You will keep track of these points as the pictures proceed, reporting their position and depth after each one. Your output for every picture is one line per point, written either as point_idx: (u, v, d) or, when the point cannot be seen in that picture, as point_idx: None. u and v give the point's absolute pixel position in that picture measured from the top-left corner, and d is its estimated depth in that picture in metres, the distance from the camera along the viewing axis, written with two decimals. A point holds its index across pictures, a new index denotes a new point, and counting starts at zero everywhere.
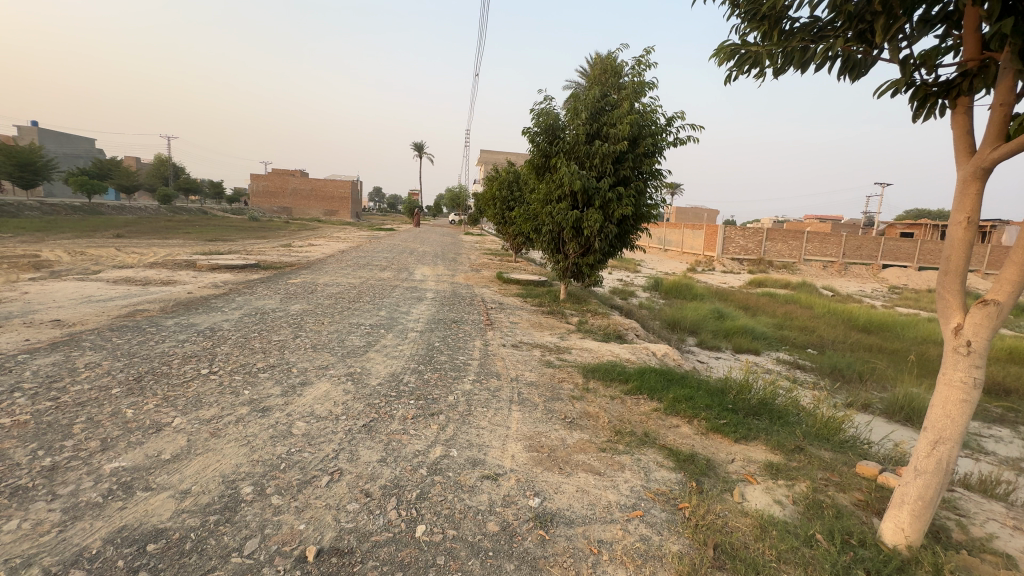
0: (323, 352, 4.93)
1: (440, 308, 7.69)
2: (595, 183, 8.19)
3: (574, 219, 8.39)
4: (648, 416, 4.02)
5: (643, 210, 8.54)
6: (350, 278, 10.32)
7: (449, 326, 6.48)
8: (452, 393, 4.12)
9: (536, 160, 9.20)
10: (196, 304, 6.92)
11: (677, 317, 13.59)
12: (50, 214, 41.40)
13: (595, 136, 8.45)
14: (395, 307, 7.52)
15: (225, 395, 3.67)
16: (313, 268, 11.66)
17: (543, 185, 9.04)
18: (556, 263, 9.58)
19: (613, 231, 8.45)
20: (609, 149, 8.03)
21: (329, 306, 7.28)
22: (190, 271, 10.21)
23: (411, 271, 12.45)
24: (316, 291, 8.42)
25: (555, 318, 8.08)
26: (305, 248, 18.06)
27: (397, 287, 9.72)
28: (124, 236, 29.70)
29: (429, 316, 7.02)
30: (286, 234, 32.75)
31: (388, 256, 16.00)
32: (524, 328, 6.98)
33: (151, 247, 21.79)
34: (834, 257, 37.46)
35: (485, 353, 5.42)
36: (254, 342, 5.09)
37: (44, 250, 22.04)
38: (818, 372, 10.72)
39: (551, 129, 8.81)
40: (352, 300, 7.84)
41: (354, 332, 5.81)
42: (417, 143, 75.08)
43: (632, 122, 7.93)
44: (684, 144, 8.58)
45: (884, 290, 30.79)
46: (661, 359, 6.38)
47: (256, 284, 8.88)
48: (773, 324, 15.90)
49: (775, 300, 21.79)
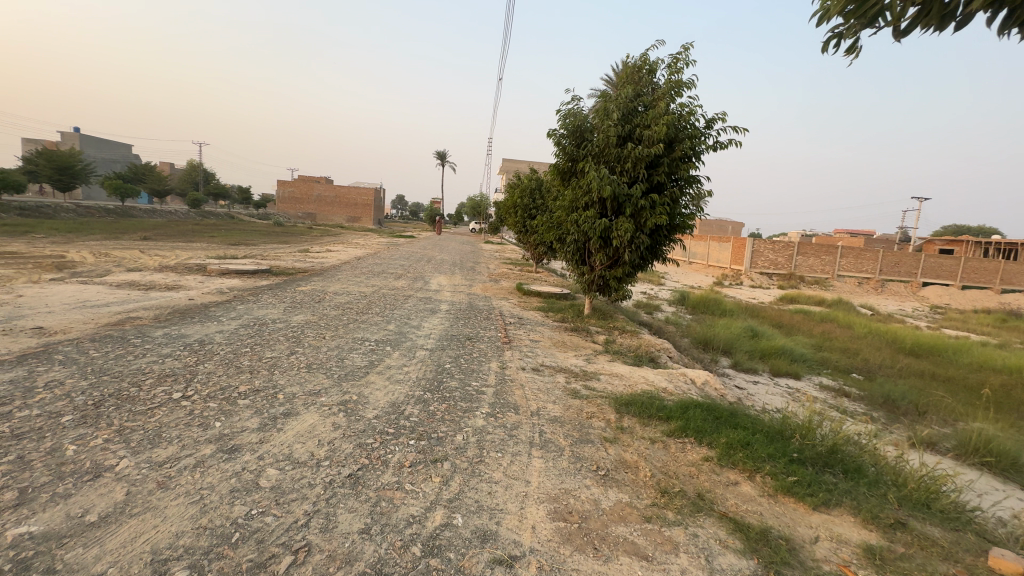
0: (317, 374, 4.32)
1: (454, 322, 7.06)
2: (627, 189, 7.49)
3: (603, 228, 7.69)
4: (699, 469, 3.28)
5: (679, 219, 7.80)
6: (362, 286, 9.82)
7: (463, 344, 5.84)
8: (461, 431, 3.45)
9: (561, 165, 8.55)
10: (193, 313, 6.44)
11: (708, 335, 12.71)
12: (84, 216, 42.61)
13: (627, 138, 7.79)
14: (405, 320, 6.91)
15: (189, 430, 3.07)
16: (325, 275, 11.21)
17: (568, 191, 8.39)
18: (581, 275, 8.88)
19: (645, 242, 7.70)
20: (643, 152, 7.34)
21: (334, 317, 6.72)
22: (199, 276, 9.86)
23: (427, 280, 11.89)
24: (324, 300, 7.90)
25: (579, 336, 7.38)
26: (322, 254, 17.80)
27: (411, 297, 9.15)
28: (152, 239, 30.14)
29: (442, 331, 6.41)
30: (308, 239, 32.85)
31: (405, 264, 15.54)
32: (546, 347, 6.31)
33: (173, 251, 21.95)
34: (872, 273, 35.67)
35: (502, 378, 4.74)
36: (243, 360, 4.52)
37: (71, 251, 22.41)
38: (868, 402, 9.73)
39: (580, 132, 8.17)
40: (360, 311, 7.28)
41: (356, 350, 5.21)
42: (441, 153, 75.79)
43: (669, 123, 7.25)
44: (725, 149, 7.87)
45: (926, 309, 29.08)
46: (701, 389, 5.61)
47: (263, 291, 8.42)
48: (811, 345, 14.82)
49: (810, 319, 20.59)
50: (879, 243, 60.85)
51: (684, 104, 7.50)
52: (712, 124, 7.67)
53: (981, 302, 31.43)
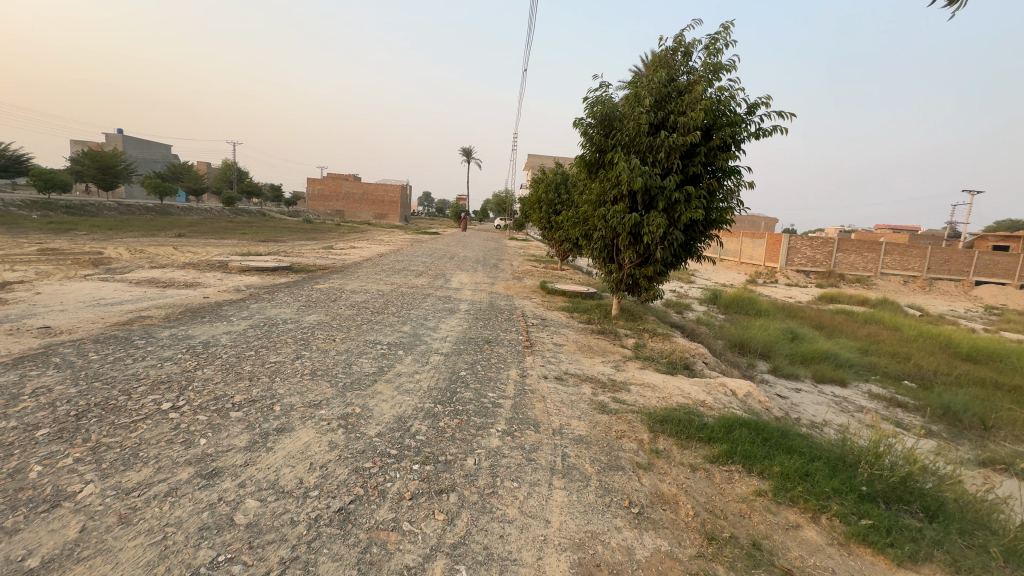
0: (320, 382, 3.99)
1: (473, 324, 6.66)
2: (659, 181, 6.91)
3: (633, 223, 7.14)
4: (751, 507, 2.77)
5: (717, 212, 7.18)
6: (381, 284, 9.55)
7: (480, 348, 5.44)
8: (472, 453, 3.04)
9: (588, 157, 8.03)
10: (204, 312, 6.25)
11: (744, 337, 11.96)
12: (125, 214, 44.27)
13: (659, 126, 7.21)
14: (421, 321, 6.56)
15: (169, 449, 2.75)
16: (344, 272, 11.02)
17: (595, 184, 7.86)
18: (608, 274, 8.35)
19: (679, 238, 7.12)
20: (678, 141, 6.76)
21: (347, 318, 6.42)
22: (219, 273, 9.78)
23: (448, 278, 11.56)
24: (339, 299, 7.64)
25: (606, 339, 6.88)
26: (345, 250, 17.71)
27: (430, 296, 8.81)
28: (186, 236, 31.00)
29: (459, 333, 6.03)
30: (335, 237, 33.16)
31: (427, 261, 15.28)
32: (571, 352, 5.85)
33: (204, 247, 22.35)
34: (918, 271, 33.65)
35: (521, 388, 4.31)
36: (245, 365, 4.23)
37: (108, 248, 23.11)
38: (925, 415, 8.89)
39: (608, 120, 7.63)
40: (375, 311, 6.97)
41: (366, 354, 4.87)
42: (466, 150, 75.89)
43: (708, 108, 6.65)
44: (768, 136, 7.19)
45: (979, 310, 27.18)
46: (744, 402, 5.04)
47: (279, 289, 8.24)
48: (857, 349, 13.84)
49: (852, 320, 19.39)
50: (926, 238, 57.58)
51: (724, 87, 6.87)
52: (754, 110, 7.02)
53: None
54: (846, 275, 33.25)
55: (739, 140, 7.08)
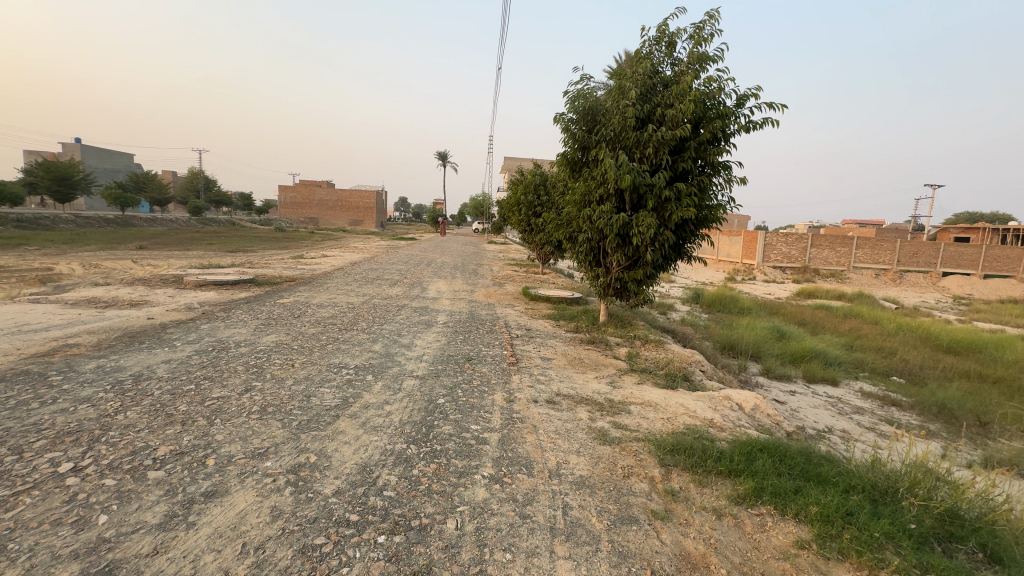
0: (270, 422, 3.34)
1: (452, 339, 6.05)
2: (648, 178, 6.46)
3: (621, 223, 6.66)
4: (796, 566, 2.28)
5: (708, 210, 6.78)
6: (352, 296, 8.85)
7: (461, 368, 4.85)
8: (454, 512, 2.46)
9: (570, 154, 7.53)
10: (144, 336, 5.49)
11: (732, 338, 11.66)
12: (83, 227, 42.07)
13: (646, 120, 6.76)
14: (394, 338, 5.92)
15: (53, 535, 2.09)
16: (312, 284, 10.26)
17: (580, 183, 7.37)
18: (595, 279, 7.86)
19: (670, 239, 6.68)
20: (667, 135, 6.32)
21: (310, 337, 5.74)
22: (172, 289, 8.92)
23: (424, 286, 10.91)
24: (304, 315, 6.94)
25: (597, 349, 6.37)
26: (316, 259, 16.85)
27: (405, 307, 8.17)
28: (148, 248, 29.43)
29: (437, 351, 5.43)
30: (308, 244, 32.03)
31: (402, 268, 14.60)
32: (561, 367, 5.30)
33: (165, 260, 21.13)
34: (889, 264, 34.41)
35: (509, 417, 3.73)
36: (179, 404, 3.54)
37: (61, 263, 21.66)
38: (920, 412, 8.69)
39: (591, 115, 7.14)
40: (343, 328, 6.29)
41: (328, 382, 4.22)
42: (442, 154, 75.13)
43: (697, 100, 6.25)
44: (758, 129, 6.84)
45: (949, 300, 27.84)
46: (753, 418, 4.59)
47: (237, 305, 7.48)
48: (842, 345, 13.73)
49: (832, 315, 19.48)
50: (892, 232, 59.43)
51: (712, 78, 6.49)
52: (743, 102, 6.65)
53: (1005, 292, 30.15)
54: (821, 270, 33.76)
55: (729, 133, 6.70)
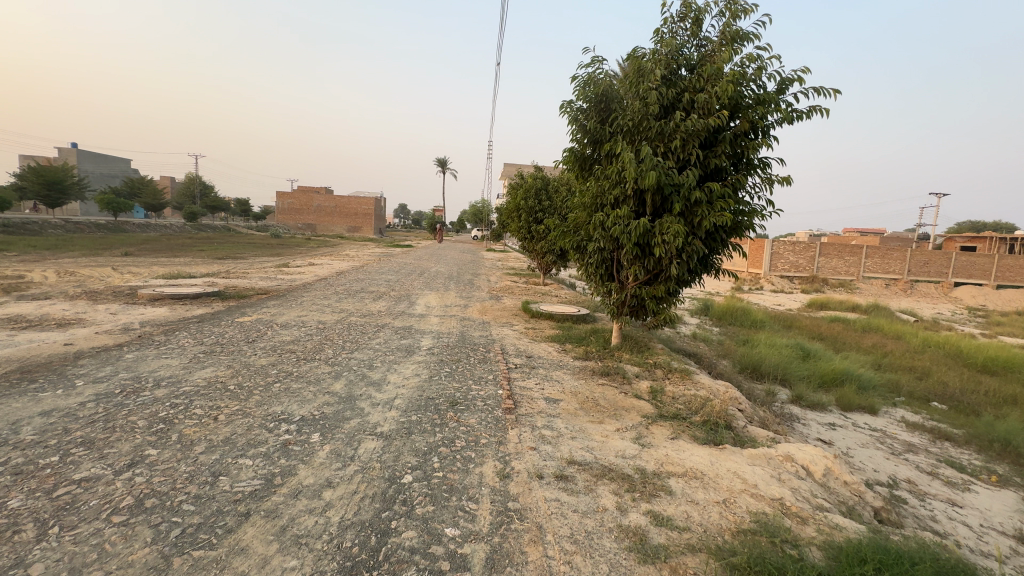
0: (135, 533, 2.18)
1: (436, 373, 4.89)
2: (675, 176, 5.34)
3: (642, 230, 5.53)
4: None
5: (743, 215, 5.65)
6: (326, 313, 7.69)
7: (440, 421, 3.68)
8: None
9: (578, 150, 6.40)
10: (41, 371, 4.31)
11: (754, 359, 10.49)
12: (71, 232, 40.96)
13: (670, 108, 5.65)
14: (363, 371, 4.76)
15: None
16: (285, 298, 9.09)
17: (590, 183, 6.24)
18: (607, 295, 6.72)
19: (701, 249, 5.54)
20: (698, 124, 5.19)
21: (256, 371, 4.57)
22: (118, 304, 7.74)
23: (413, 300, 9.78)
24: (260, 340, 5.79)
25: (613, 384, 5.21)
26: (301, 268, 15.66)
27: (385, 326, 6.99)
28: (134, 255, 28.30)
29: (414, 392, 4.27)
30: (301, 251, 30.91)
31: (392, 279, 13.46)
32: (572, 414, 4.14)
33: (144, 267, 19.97)
34: (899, 274, 33.40)
35: (503, 511, 2.58)
36: (10, 497, 2.37)
37: (35, 270, 20.48)
38: (980, 450, 7.54)
39: (604, 103, 6.01)
40: (303, 356, 5.12)
41: (253, 450, 3.05)
42: (441, 161, 74.48)
43: (734, 81, 5.16)
44: (804, 119, 5.72)
45: (965, 312, 26.79)
46: (829, 491, 3.44)
47: (184, 326, 6.32)
48: (870, 364, 12.57)
49: (851, 329, 18.29)
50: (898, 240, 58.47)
51: (751, 57, 5.38)
52: (786, 86, 5.54)
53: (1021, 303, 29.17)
54: (829, 279, 32.73)
55: (769, 124, 5.59)
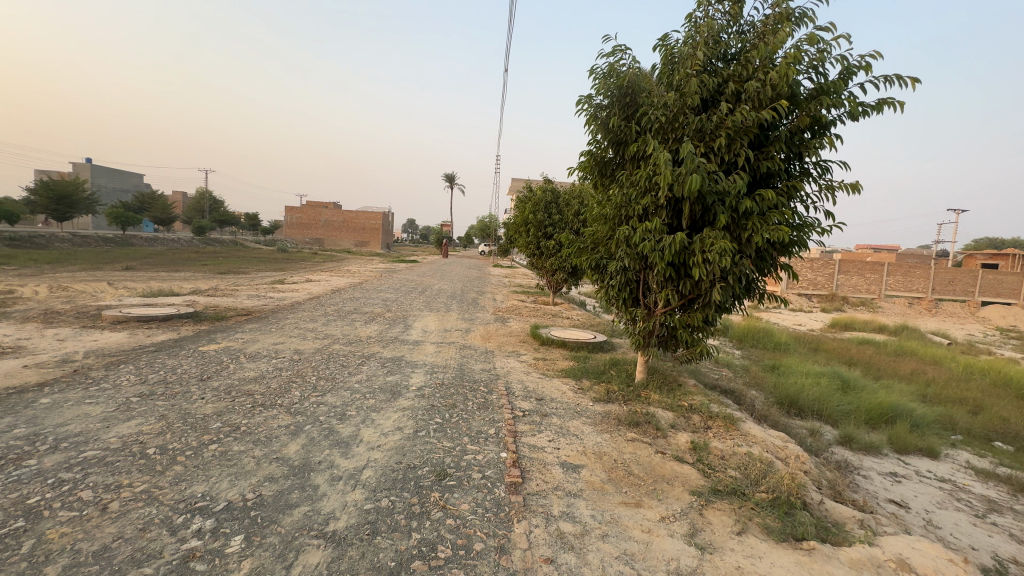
0: None
1: (423, 427, 3.88)
2: (720, 181, 4.37)
3: (678, 247, 4.55)
4: None
5: (800, 229, 4.65)
6: (307, 340, 6.72)
7: (419, 511, 2.65)
8: None
9: (598, 153, 5.45)
10: None
11: (789, 391, 9.34)
12: (77, 245, 40.70)
13: (711, 101, 4.69)
14: (331, 425, 3.76)
15: None
16: (266, 321, 8.12)
17: (613, 190, 5.27)
18: (632, 322, 5.72)
19: (750, 270, 4.54)
20: (750, 118, 4.23)
21: (194, 425, 3.59)
22: (71, 328, 6.80)
23: (409, 323, 8.79)
24: (216, 376, 4.81)
25: (647, 439, 4.16)
26: (295, 286, 14.75)
27: (371, 358, 6.00)
28: (134, 269, 27.62)
29: (390, 460, 3.25)
30: (304, 266, 30.19)
31: (390, 298, 12.50)
32: (599, 492, 3.10)
33: (137, 283, 19.20)
34: (923, 292, 32.01)
35: None
36: None
37: (28, 285, 19.80)
38: None
39: (630, 96, 5.07)
40: (259, 402, 4.14)
41: (131, 574, 2.03)
42: (449, 176, 74.67)
43: (795, 64, 4.18)
44: (873, 114, 4.72)
45: (998, 333, 25.33)
46: None
47: (133, 358, 5.35)
48: (915, 395, 11.35)
49: (883, 353, 17.02)
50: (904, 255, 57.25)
51: (812, 38, 4.42)
52: (852, 75, 4.57)
53: None
54: (850, 298, 31.39)
55: (831, 119, 4.61)
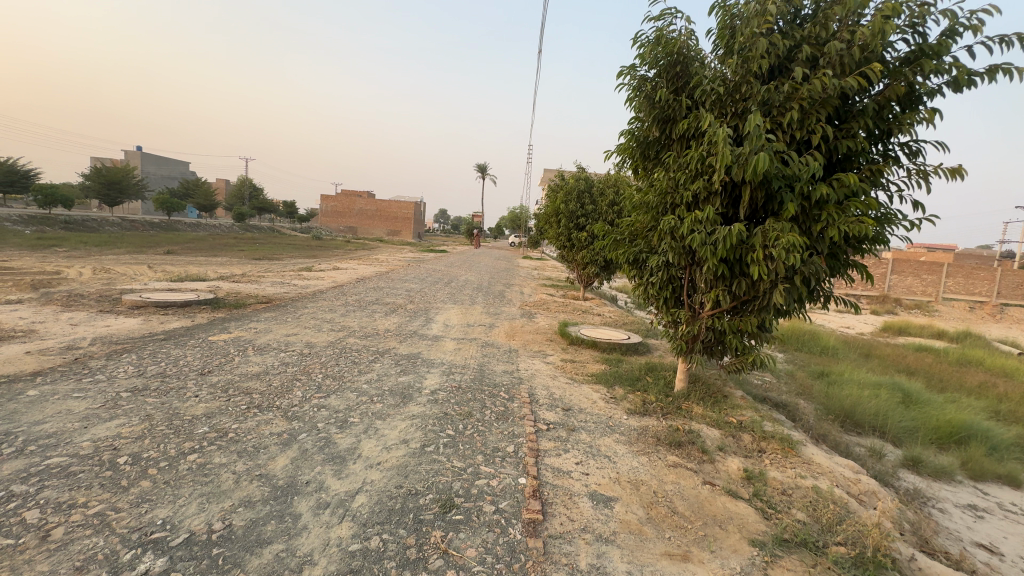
0: None
1: (432, 441, 3.39)
2: (789, 163, 3.67)
3: (734, 241, 3.89)
4: None
5: (884, 222, 3.91)
6: (321, 332, 6.36)
7: (414, 558, 2.16)
8: None
9: (641, 133, 4.78)
10: None
11: (843, 403, 8.44)
12: (125, 229, 42.48)
13: (781, 69, 3.96)
14: (328, 435, 3.33)
15: None
16: (284, 310, 7.84)
17: (658, 175, 4.61)
18: (673, 324, 5.08)
19: (822, 269, 3.84)
20: (832, 87, 3.50)
21: (178, 428, 3.21)
22: (88, 312, 6.67)
23: (431, 316, 8.36)
24: (217, 370, 4.47)
25: (691, 465, 3.56)
26: (322, 273, 14.61)
27: (386, 354, 5.58)
28: (175, 254, 28.45)
29: (388, 484, 2.77)
30: (335, 253, 30.46)
31: (414, 288, 12.14)
32: (637, 539, 2.53)
33: (174, 267, 19.64)
34: (986, 296, 29.53)
35: None
36: None
37: (74, 266, 20.60)
38: None
39: (681, 65, 4.38)
40: (255, 403, 3.75)
41: None
42: (481, 167, 74.40)
43: (893, 19, 3.40)
44: (982, 83, 3.88)
45: None
46: None
47: (137, 346, 5.10)
48: (988, 412, 10.18)
49: (943, 361, 15.59)
50: (960, 255, 53.30)
51: None
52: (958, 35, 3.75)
53: None
54: (903, 300, 29.28)
55: (930, 90, 3.81)
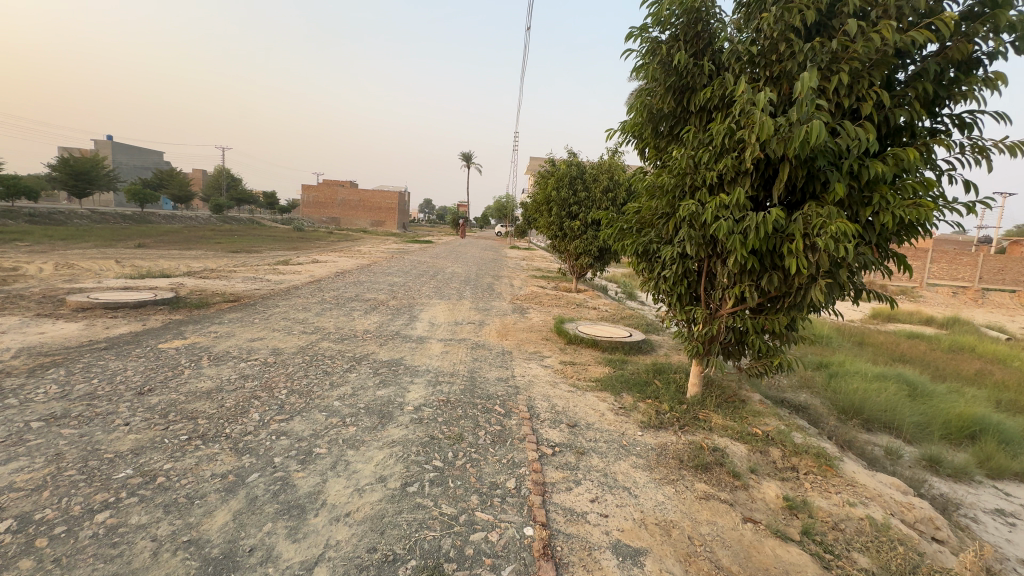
0: None
1: (415, 478, 2.76)
2: (840, 135, 3.07)
3: (770, 228, 3.30)
4: None
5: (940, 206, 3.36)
6: (290, 336, 5.66)
7: None
8: None
9: (653, 105, 4.16)
10: None
11: (851, 398, 8.03)
12: (94, 221, 40.60)
13: (824, 24, 3.34)
14: (286, 475, 2.68)
15: None
16: (253, 309, 7.10)
17: (675, 153, 3.98)
18: (689, 323, 4.50)
19: (871, 260, 3.28)
20: (895, 40, 2.89)
21: (92, 474, 2.53)
22: (23, 316, 5.86)
23: (415, 314, 7.69)
24: (159, 388, 3.77)
25: (725, 495, 3.00)
26: (300, 267, 13.79)
27: (364, 361, 4.92)
28: (147, 247, 27.12)
29: (357, 547, 2.14)
30: (317, 246, 29.42)
31: (398, 282, 11.43)
32: None
33: (143, 261, 18.55)
34: (969, 282, 29.77)
35: None
36: None
37: (36, 261, 19.34)
38: None
39: (702, 24, 3.75)
40: (199, 432, 3.09)
41: None
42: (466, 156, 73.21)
43: None
44: None
45: None
46: None
47: (68, 359, 4.35)
48: (991, 402, 9.91)
49: (937, 349, 15.41)
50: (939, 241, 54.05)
51: None
52: None
53: None
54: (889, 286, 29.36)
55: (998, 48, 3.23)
